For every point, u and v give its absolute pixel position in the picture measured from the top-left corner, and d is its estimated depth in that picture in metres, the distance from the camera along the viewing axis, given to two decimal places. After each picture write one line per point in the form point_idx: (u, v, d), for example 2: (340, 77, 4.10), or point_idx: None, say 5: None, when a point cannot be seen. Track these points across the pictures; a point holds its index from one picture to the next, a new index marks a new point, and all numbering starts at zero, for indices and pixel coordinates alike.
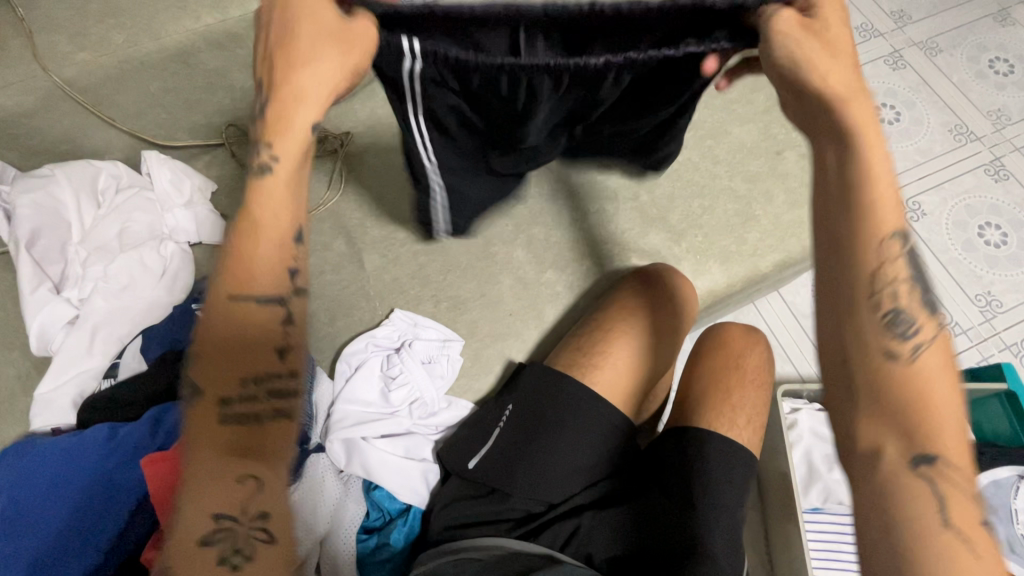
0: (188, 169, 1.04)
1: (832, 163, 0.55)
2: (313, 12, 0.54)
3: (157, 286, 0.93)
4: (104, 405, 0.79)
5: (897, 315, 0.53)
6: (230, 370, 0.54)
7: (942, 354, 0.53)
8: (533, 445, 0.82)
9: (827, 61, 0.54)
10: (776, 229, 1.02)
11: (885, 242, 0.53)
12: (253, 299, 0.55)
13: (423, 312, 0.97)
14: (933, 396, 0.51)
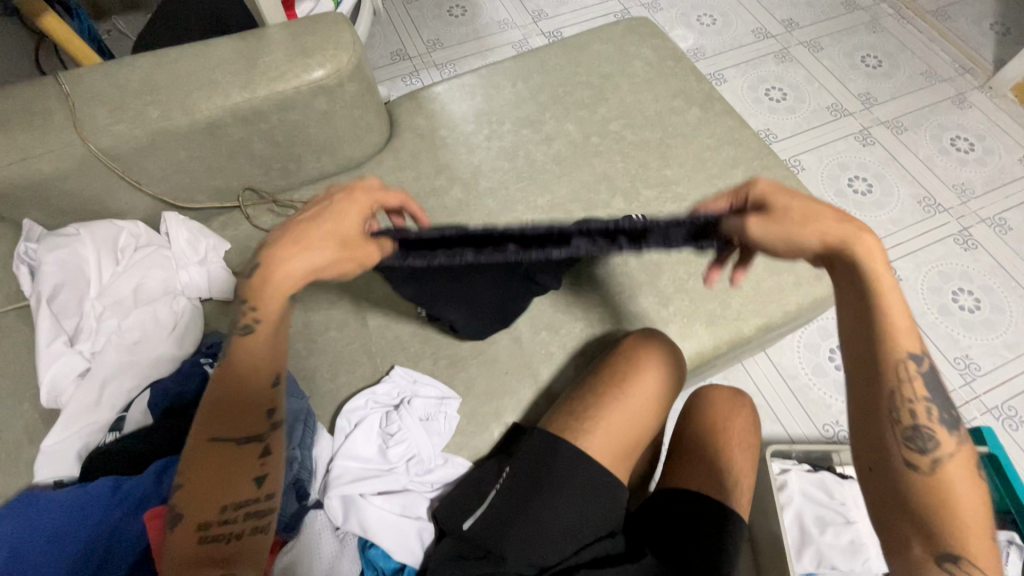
0: (205, 229, 1.12)
1: (868, 302, 0.76)
2: (340, 221, 0.75)
3: (166, 340, 0.97)
4: (109, 456, 0.81)
5: (918, 432, 0.73)
6: (210, 500, 0.71)
7: (963, 470, 0.72)
8: (530, 505, 0.84)
9: (806, 218, 0.76)
10: (758, 295, 1.08)
11: (903, 378, 0.74)
12: (235, 440, 0.73)
13: (422, 369, 1.01)
14: (963, 502, 0.70)
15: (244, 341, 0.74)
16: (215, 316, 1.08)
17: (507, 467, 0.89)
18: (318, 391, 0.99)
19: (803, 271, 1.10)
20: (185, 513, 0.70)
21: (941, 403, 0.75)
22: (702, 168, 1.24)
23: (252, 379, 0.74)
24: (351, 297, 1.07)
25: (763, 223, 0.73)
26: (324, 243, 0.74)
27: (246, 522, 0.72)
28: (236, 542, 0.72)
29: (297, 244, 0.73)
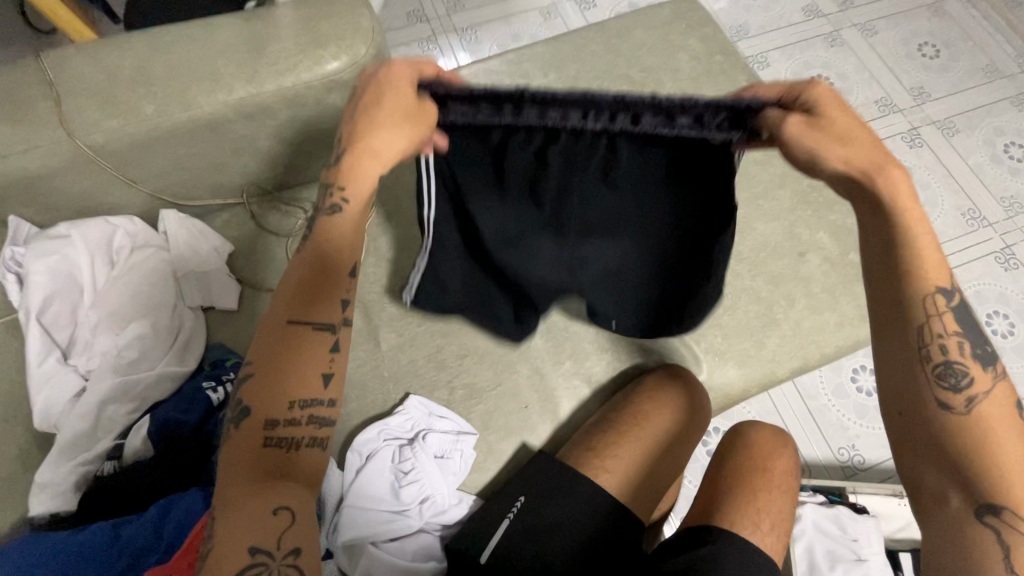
0: (207, 229, 1.04)
1: (894, 240, 0.59)
2: (398, 101, 0.63)
3: (167, 356, 0.92)
4: (110, 488, 0.78)
5: (949, 367, 0.57)
6: (279, 393, 0.57)
7: (1000, 408, 0.56)
8: (543, 540, 0.80)
9: (843, 149, 0.60)
10: (796, 335, 1.02)
11: (931, 309, 0.58)
12: (308, 324, 0.60)
13: (437, 399, 0.96)
14: (1003, 453, 0.54)
15: (329, 220, 0.65)
16: (218, 326, 1.01)
17: (521, 498, 0.85)
18: None
19: (845, 310, 1.04)
20: (253, 409, 0.56)
21: (973, 329, 0.59)
22: (747, 185, 1.14)
23: (323, 274, 0.63)
24: (364, 315, 1.00)
25: (807, 127, 0.59)
26: (376, 156, 0.63)
27: (314, 427, 0.58)
28: (305, 445, 0.57)
29: (364, 153, 0.63)
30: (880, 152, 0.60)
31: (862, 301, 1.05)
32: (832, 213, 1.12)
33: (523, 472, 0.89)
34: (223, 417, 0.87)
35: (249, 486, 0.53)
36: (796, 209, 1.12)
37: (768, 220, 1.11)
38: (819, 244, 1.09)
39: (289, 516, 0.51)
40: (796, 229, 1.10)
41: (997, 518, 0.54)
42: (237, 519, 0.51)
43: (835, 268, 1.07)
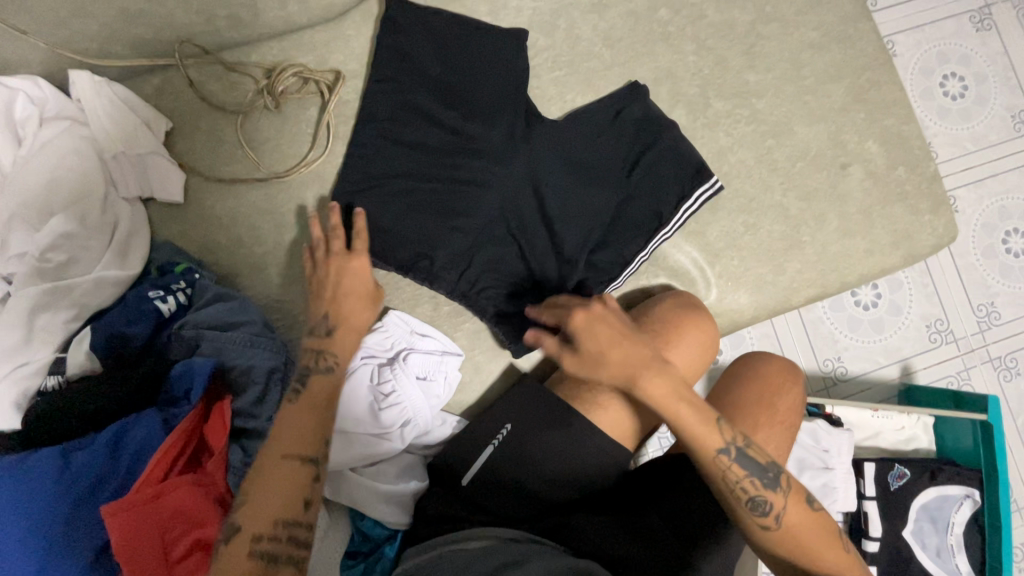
0: (133, 98, 0.84)
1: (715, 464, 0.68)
2: (355, 280, 0.75)
3: (106, 256, 0.79)
4: (53, 412, 0.69)
5: (755, 501, 0.67)
6: (279, 487, 0.57)
7: (795, 502, 0.68)
8: (526, 462, 0.78)
9: (603, 347, 0.72)
10: (819, 261, 0.92)
11: (724, 462, 0.68)
12: (292, 455, 0.59)
13: (420, 315, 0.88)
14: (815, 544, 0.67)
15: (318, 380, 0.67)
16: (163, 220, 0.87)
17: (508, 424, 0.81)
18: (299, 331, 0.85)
19: (878, 235, 0.93)
20: (242, 527, 0.55)
21: (762, 461, 0.69)
22: (795, 77, 0.94)
23: (302, 419, 0.62)
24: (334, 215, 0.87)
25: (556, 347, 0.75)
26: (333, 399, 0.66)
27: (295, 546, 0.56)
28: (280, 567, 0.54)
29: (337, 292, 0.74)
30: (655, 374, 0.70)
31: (898, 226, 0.93)
32: (888, 117, 0.95)
33: (510, 398, 0.83)
34: (176, 330, 0.77)
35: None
36: (848, 110, 0.94)
37: (813, 122, 0.94)
38: (866, 154, 0.94)
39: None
40: (842, 135, 0.94)
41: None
42: None
43: (877, 184, 0.93)
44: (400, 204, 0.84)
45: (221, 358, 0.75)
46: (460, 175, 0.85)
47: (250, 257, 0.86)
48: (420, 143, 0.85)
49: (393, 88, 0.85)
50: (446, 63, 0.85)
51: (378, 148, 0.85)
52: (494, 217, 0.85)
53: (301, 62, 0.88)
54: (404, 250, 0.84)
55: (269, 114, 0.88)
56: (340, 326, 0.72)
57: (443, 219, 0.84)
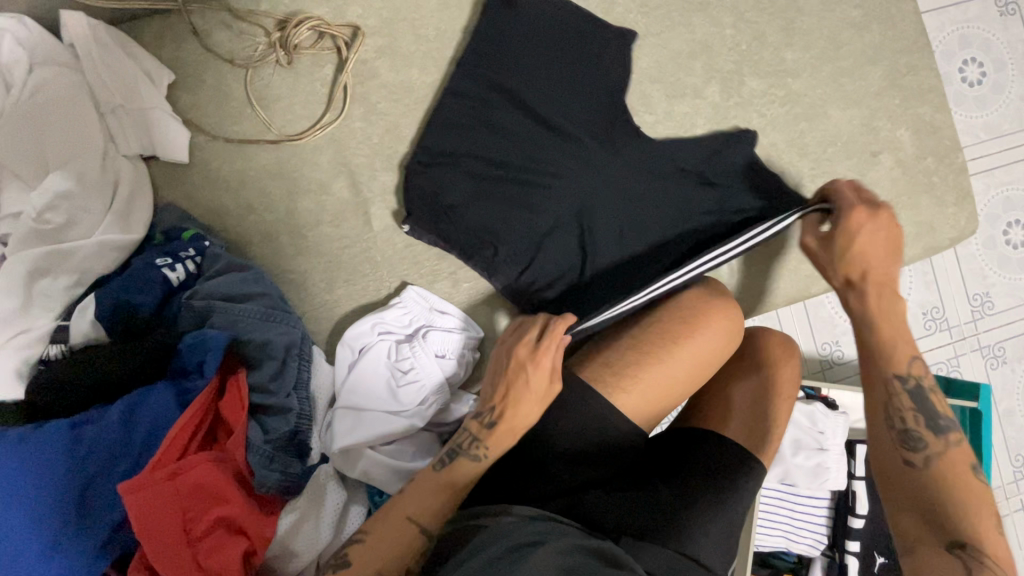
0: (132, 47, 0.78)
1: (880, 384, 0.64)
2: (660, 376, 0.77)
3: (108, 217, 0.74)
4: (59, 384, 0.65)
5: (910, 435, 0.62)
6: (394, 555, 0.61)
7: (940, 482, 0.59)
8: (542, 439, 0.75)
9: (873, 253, 0.67)
10: None
11: (895, 386, 0.64)
12: (418, 527, 0.63)
13: (438, 291, 0.85)
14: (964, 496, 0.59)
15: (463, 463, 0.66)
16: (167, 181, 0.82)
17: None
18: (313, 303, 0.82)
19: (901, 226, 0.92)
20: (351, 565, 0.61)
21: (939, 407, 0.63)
22: (833, 57, 0.91)
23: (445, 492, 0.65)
24: (350, 183, 0.83)
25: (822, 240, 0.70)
26: (515, 434, 0.67)
27: None
28: None
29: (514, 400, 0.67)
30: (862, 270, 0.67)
31: (921, 217, 0.93)
32: (922, 104, 0.92)
33: None
34: (185, 299, 0.72)
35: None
36: (883, 95, 0.91)
37: (847, 106, 0.91)
38: (896, 142, 0.92)
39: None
40: (875, 122, 0.91)
41: (960, 551, 0.56)
42: None
43: (905, 174, 0.92)
44: (471, 185, 0.80)
45: (236, 331, 0.71)
46: (535, 161, 0.81)
47: (261, 224, 0.82)
48: (506, 127, 0.81)
49: (483, 67, 0.82)
50: (563, 62, 0.81)
51: (532, 131, 0.81)
52: (560, 210, 0.81)
53: (316, 15, 0.82)
54: (456, 233, 0.80)
55: (281, 71, 0.82)
56: (502, 423, 0.67)
57: (504, 206, 0.80)
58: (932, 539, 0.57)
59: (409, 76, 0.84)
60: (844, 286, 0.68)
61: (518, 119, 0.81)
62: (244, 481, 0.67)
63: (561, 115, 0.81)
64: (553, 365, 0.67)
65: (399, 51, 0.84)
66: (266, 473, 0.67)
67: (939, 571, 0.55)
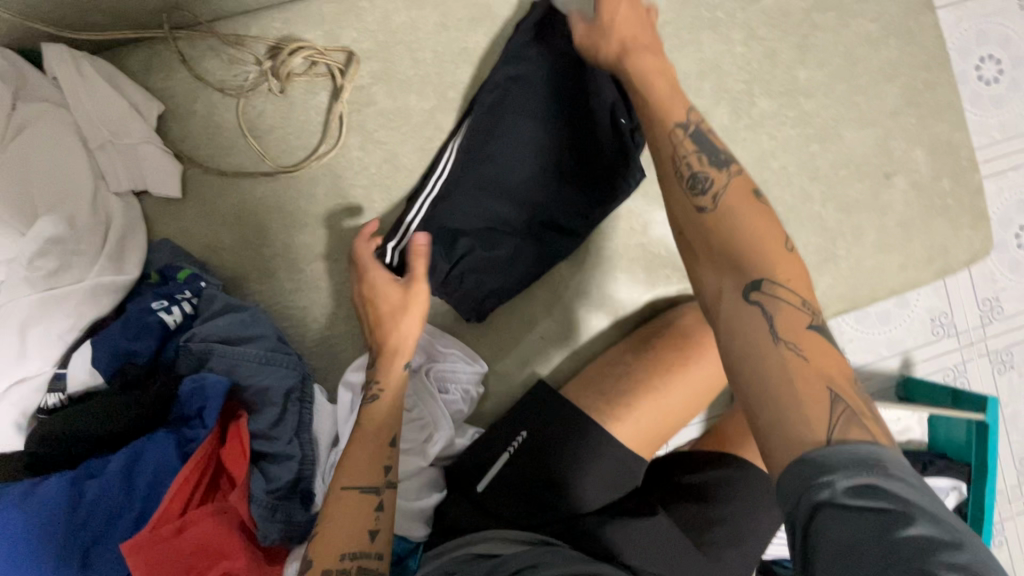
0: (120, 77, 0.76)
1: (726, 300, 0.49)
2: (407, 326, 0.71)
3: (101, 260, 0.72)
4: (58, 436, 0.65)
5: (696, 177, 0.55)
6: (354, 523, 0.60)
7: (758, 220, 0.53)
8: (546, 464, 0.77)
9: (665, 92, 0.61)
10: (852, 275, 0.89)
11: (678, 137, 0.58)
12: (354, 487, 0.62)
13: (441, 324, 0.84)
14: (803, 382, 0.45)
15: (366, 407, 0.68)
16: (159, 216, 0.79)
17: (524, 432, 0.79)
18: (312, 339, 0.81)
19: (914, 250, 0.90)
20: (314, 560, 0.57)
21: (782, 306, 0.48)
22: (848, 75, 0.87)
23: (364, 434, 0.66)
24: (348, 215, 0.81)
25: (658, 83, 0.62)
26: (403, 353, 0.71)
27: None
28: None
29: (392, 324, 0.71)
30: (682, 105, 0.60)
31: (935, 241, 0.90)
32: (939, 123, 0.89)
33: (526, 403, 0.82)
34: (183, 343, 0.71)
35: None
36: (898, 114, 0.88)
37: (861, 127, 0.88)
38: (911, 164, 0.89)
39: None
40: (890, 142, 0.88)
41: (762, 296, 0.48)
42: None
43: (920, 196, 0.89)
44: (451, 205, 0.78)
45: (235, 377, 0.70)
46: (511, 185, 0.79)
47: (257, 259, 0.80)
48: (495, 154, 0.79)
49: (507, 86, 0.79)
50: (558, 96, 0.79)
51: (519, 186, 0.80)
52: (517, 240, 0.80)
53: (309, 41, 0.78)
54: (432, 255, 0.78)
55: (274, 99, 0.79)
56: (382, 349, 0.71)
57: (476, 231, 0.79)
58: (753, 350, 0.47)
59: (407, 103, 0.81)
60: (656, 125, 0.59)
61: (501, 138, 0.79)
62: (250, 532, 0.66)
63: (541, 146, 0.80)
64: (414, 275, 0.71)
65: (396, 76, 0.81)
66: (268, 526, 0.65)
67: (774, 377, 0.46)
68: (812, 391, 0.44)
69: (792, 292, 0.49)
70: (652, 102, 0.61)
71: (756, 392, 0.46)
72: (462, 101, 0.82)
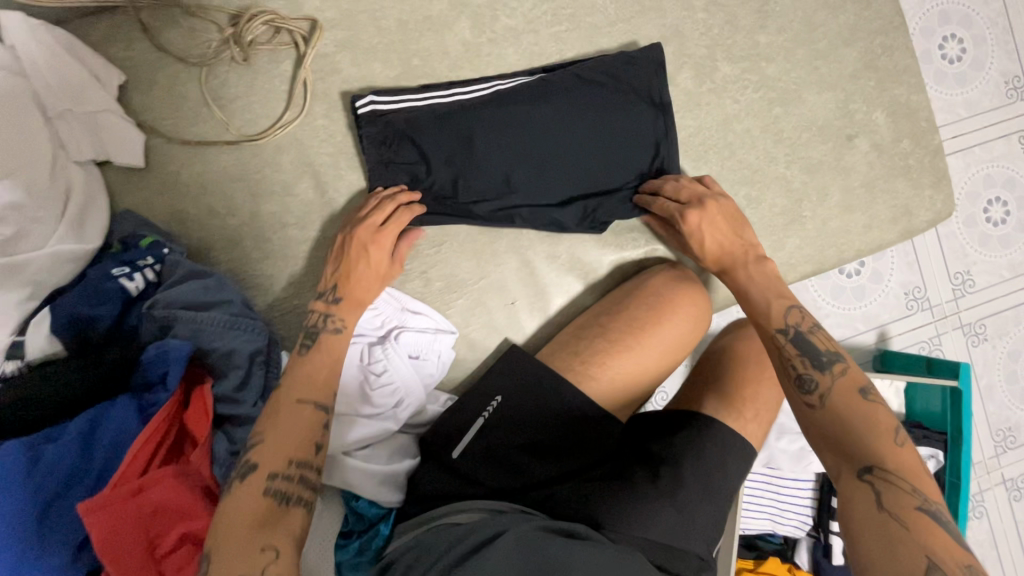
0: (77, 46, 0.75)
1: (817, 404, 0.62)
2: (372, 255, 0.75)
3: (61, 227, 0.71)
4: (13, 404, 0.63)
5: (802, 377, 0.64)
6: (297, 440, 0.62)
7: (871, 424, 0.59)
8: (520, 428, 0.78)
9: (767, 279, 0.73)
10: (819, 236, 0.90)
11: (781, 341, 0.67)
12: (312, 404, 0.65)
13: (410, 291, 0.83)
14: (924, 524, 0.52)
15: (328, 338, 0.71)
16: (123, 186, 0.79)
17: (499, 397, 0.80)
18: (280, 308, 0.80)
19: (878, 210, 0.91)
20: (258, 466, 0.59)
21: (876, 424, 0.59)
22: (808, 39, 0.89)
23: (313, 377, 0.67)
24: (314, 183, 0.81)
25: (781, 373, 0.65)
26: (362, 306, 0.75)
27: (305, 487, 0.60)
28: (289, 504, 0.58)
29: (370, 239, 0.75)
30: (780, 307, 0.70)
31: (898, 201, 0.92)
32: (897, 86, 0.91)
33: (501, 367, 0.82)
34: (145, 309, 0.71)
35: (242, 529, 0.54)
36: (858, 77, 0.90)
37: (822, 90, 0.89)
38: (872, 126, 0.91)
39: (272, 556, 0.53)
40: (851, 105, 0.90)
41: (876, 479, 0.56)
42: (229, 548, 0.52)
43: (882, 157, 0.91)
44: (445, 130, 0.79)
45: (198, 341, 0.69)
46: (517, 140, 0.80)
47: (223, 229, 0.79)
48: (525, 116, 0.80)
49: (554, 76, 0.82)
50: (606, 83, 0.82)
51: (523, 145, 0.80)
52: (489, 181, 0.80)
53: (272, 9, 0.79)
54: (399, 151, 0.79)
55: (237, 68, 0.79)
56: (346, 297, 0.74)
57: (464, 158, 0.79)
58: (863, 530, 0.54)
59: (371, 71, 0.81)
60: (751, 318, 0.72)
61: (528, 96, 0.80)
62: (213, 494, 0.65)
63: (563, 106, 0.80)
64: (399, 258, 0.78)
65: (360, 44, 0.81)
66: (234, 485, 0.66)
67: (888, 547, 0.52)
68: (916, 562, 0.50)
69: (903, 479, 0.55)
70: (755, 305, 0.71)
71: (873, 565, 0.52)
72: (428, 68, 0.82)
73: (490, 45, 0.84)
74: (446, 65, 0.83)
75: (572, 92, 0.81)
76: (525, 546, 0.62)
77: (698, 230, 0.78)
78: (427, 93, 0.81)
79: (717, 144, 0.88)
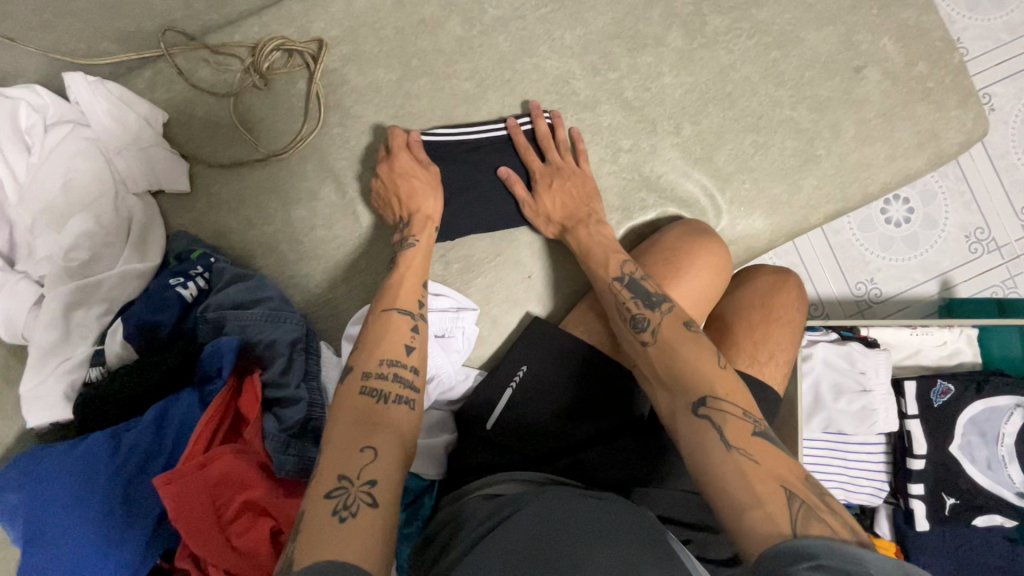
0: (128, 94, 0.86)
1: (648, 340, 0.70)
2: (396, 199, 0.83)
3: (126, 250, 0.83)
4: (96, 402, 0.72)
5: (636, 319, 0.72)
6: (379, 354, 0.69)
7: (700, 354, 0.67)
8: (547, 396, 0.80)
9: (596, 257, 0.80)
10: (838, 173, 0.88)
11: (616, 287, 0.76)
12: (393, 310, 0.74)
13: (431, 276, 0.88)
14: (764, 460, 0.57)
15: (410, 251, 0.80)
16: (174, 210, 0.90)
17: (526, 366, 0.82)
18: (314, 302, 0.87)
19: (900, 139, 0.88)
20: (355, 371, 0.67)
21: (701, 365, 0.66)
22: None
23: (384, 299, 0.76)
24: (336, 185, 0.88)
25: (622, 325, 0.73)
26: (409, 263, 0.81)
27: (404, 390, 0.67)
28: (390, 403, 0.64)
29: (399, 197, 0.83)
30: (617, 260, 0.78)
31: (922, 126, 0.88)
32: (903, 10, 0.88)
33: (523, 340, 0.84)
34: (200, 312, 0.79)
35: (349, 428, 0.60)
36: (859, 8, 0.88)
37: (820, 27, 0.88)
38: (881, 54, 0.88)
39: (371, 456, 0.57)
40: (854, 36, 0.88)
41: (709, 409, 0.62)
42: (339, 447, 0.58)
43: (897, 83, 0.88)
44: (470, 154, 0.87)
45: (246, 335, 0.77)
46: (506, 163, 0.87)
47: (261, 237, 0.88)
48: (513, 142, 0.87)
49: (547, 64, 0.89)
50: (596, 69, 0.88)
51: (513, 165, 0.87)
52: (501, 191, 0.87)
53: (283, 35, 0.88)
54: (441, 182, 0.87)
55: (260, 94, 0.89)
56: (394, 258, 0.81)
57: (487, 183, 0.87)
58: (709, 459, 0.59)
59: (376, 76, 0.88)
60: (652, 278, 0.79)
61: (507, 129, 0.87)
62: (268, 469, 0.72)
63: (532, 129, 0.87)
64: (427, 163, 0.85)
65: (364, 54, 0.89)
66: (282, 458, 0.71)
67: (733, 474, 0.56)
68: (772, 490, 0.54)
69: (735, 407, 0.62)
70: (593, 265, 0.80)
71: (729, 504, 0.55)
72: (426, 67, 0.88)
73: (481, 37, 0.89)
74: (443, 61, 0.89)
75: (567, 84, 0.88)
76: (535, 518, 0.59)
77: (546, 190, 0.84)
78: (429, 96, 0.88)
79: (716, 97, 0.88)
